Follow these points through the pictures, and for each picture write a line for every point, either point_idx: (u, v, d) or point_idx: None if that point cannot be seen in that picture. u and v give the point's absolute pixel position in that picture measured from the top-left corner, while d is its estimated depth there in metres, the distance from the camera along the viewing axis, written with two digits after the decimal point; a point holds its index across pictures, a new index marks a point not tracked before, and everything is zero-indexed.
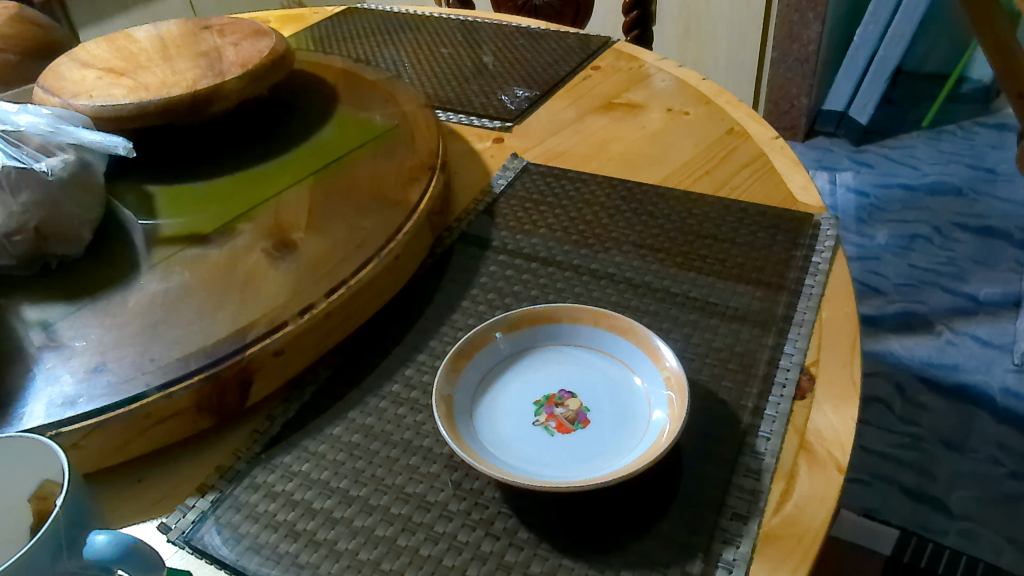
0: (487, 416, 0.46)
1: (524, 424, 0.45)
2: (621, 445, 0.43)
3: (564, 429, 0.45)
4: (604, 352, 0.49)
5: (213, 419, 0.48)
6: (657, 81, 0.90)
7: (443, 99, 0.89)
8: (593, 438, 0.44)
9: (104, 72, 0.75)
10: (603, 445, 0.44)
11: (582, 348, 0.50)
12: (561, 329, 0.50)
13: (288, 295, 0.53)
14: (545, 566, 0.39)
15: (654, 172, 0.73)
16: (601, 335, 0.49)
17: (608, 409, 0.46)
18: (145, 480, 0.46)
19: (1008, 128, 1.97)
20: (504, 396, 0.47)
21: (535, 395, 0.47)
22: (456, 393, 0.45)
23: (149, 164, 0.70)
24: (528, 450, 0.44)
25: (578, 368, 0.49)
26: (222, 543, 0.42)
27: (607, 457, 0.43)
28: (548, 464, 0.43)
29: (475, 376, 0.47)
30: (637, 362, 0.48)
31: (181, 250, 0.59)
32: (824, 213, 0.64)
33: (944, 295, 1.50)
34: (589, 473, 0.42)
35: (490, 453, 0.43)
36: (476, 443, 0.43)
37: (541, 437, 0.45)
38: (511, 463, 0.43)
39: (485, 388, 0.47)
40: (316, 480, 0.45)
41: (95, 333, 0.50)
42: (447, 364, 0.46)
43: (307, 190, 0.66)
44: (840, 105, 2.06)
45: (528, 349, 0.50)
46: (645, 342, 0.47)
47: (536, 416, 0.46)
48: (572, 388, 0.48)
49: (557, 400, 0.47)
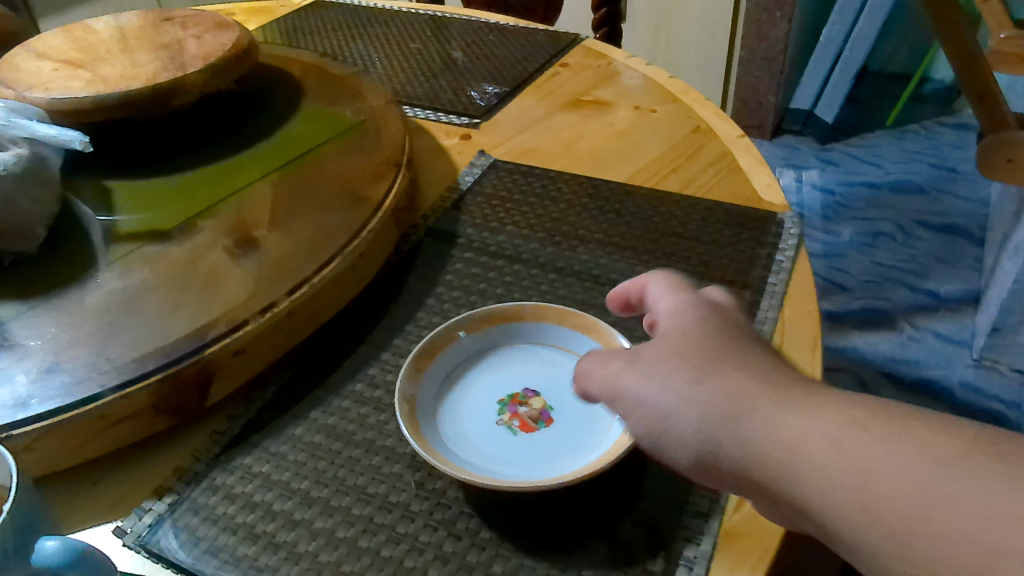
0: (451, 415, 0.45)
1: (488, 423, 0.45)
2: (585, 443, 0.43)
3: (528, 428, 0.45)
4: (570, 351, 0.49)
5: (171, 420, 0.47)
6: (625, 79, 0.91)
7: (411, 95, 0.89)
8: (556, 436, 0.44)
9: (62, 63, 0.73)
10: (567, 444, 0.44)
11: (547, 347, 0.50)
12: (526, 327, 0.50)
13: (249, 293, 0.52)
14: (506, 567, 0.39)
15: (621, 170, 0.73)
16: (568, 334, 0.50)
17: (571, 407, 0.46)
18: (100, 483, 0.45)
19: (969, 128, 2.02)
20: (469, 395, 0.47)
21: (500, 394, 0.47)
22: (420, 392, 0.45)
23: (108, 158, 0.68)
24: (492, 445, 0.44)
25: (543, 367, 0.49)
26: (179, 547, 0.41)
27: (571, 455, 0.43)
28: (512, 464, 0.43)
29: (438, 376, 0.47)
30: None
31: (140, 247, 0.57)
32: (788, 211, 0.65)
33: (906, 292, 1.54)
34: (552, 472, 0.41)
35: (454, 453, 0.43)
36: (439, 443, 0.43)
37: (505, 437, 0.44)
38: (474, 463, 0.42)
39: (449, 387, 0.47)
40: (277, 481, 0.44)
41: (49, 332, 0.49)
42: (410, 364, 0.45)
43: (271, 186, 0.65)
44: (807, 104, 2.12)
45: (493, 348, 0.50)
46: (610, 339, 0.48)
47: (500, 415, 0.46)
48: (535, 387, 0.48)
49: (521, 398, 0.47)
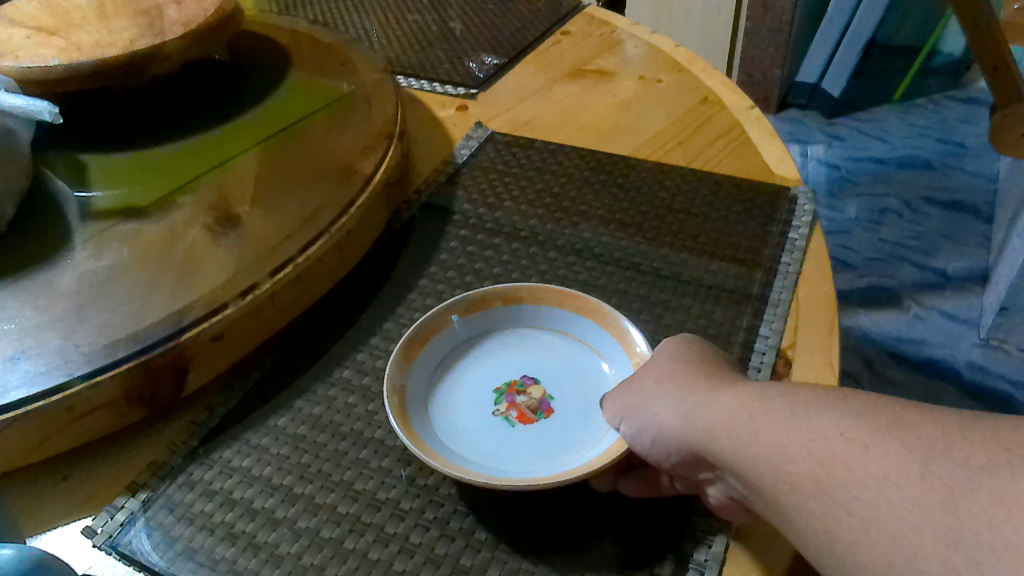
0: (442, 407, 0.43)
1: (483, 415, 0.43)
2: (587, 437, 0.40)
3: (526, 419, 0.42)
4: (572, 336, 0.46)
5: (146, 411, 0.44)
6: (628, 47, 0.87)
7: (405, 65, 0.84)
8: (556, 429, 0.41)
9: (34, 31, 0.69)
10: (567, 437, 0.41)
11: (547, 331, 0.47)
12: (524, 310, 0.47)
13: (228, 275, 0.48)
14: (503, 570, 0.36)
15: (624, 143, 0.70)
16: (571, 317, 0.46)
17: (572, 397, 0.43)
18: (71, 478, 0.42)
19: (979, 103, 1.97)
20: (463, 384, 0.44)
21: (497, 382, 0.45)
22: (410, 383, 0.42)
23: (84, 131, 0.64)
24: (485, 437, 0.41)
25: (543, 353, 0.46)
26: (152, 548, 0.38)
27: (572, 449, 0.40)
28: (508, 459, 0.40)
29: (430, 365, 0.44)
30: (604, 347, 0.45)
31: (115, 225, 0.54)
32: (801, 186, 0.61)
33: (913, 270, 1.51)
34: (551, 469, 0.39)
35: (447, 448, 0.40)
36: (431, 437, 0.40)
37: (501, 429, 0.42)
38: (469, 458, 0.39)
39: (441, 376, 0.44)
40: (258, 476, 0.41)
41: (15, 317, 0.45)
42: (400, 352, 0.42)
43: (255, 160, 0.61)
44: (813, 77, 2.07)
45: (489, 333, 0.47)
46: (615, 325, 0.44)
47: (497, 405, 0.43)
48: (535, 374, 0.45)
49: (519, 387, 0.44)
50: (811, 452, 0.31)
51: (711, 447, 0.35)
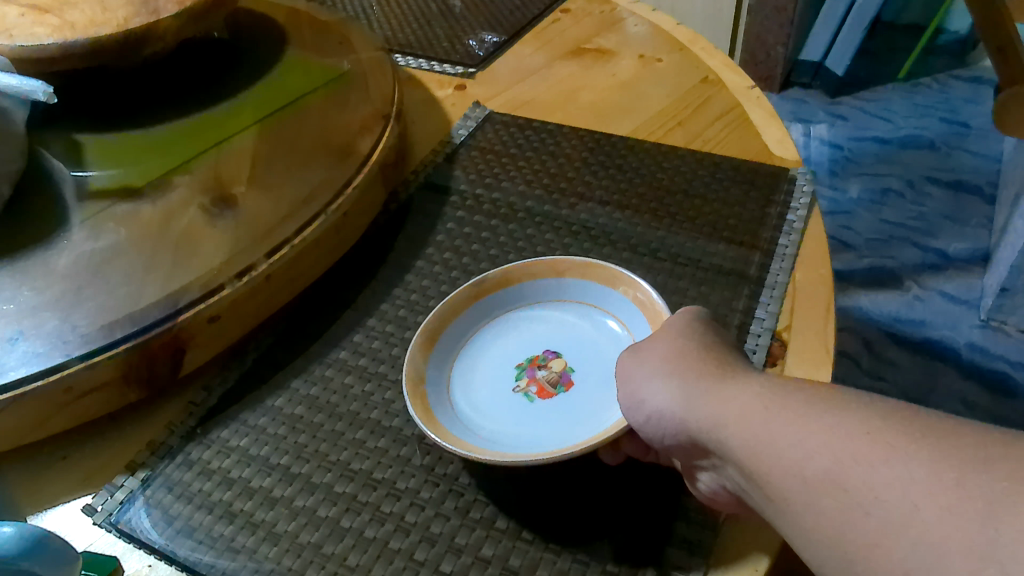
0: (463, 388, 0.43)
1: (503, 391, 0.43)
2: (604, 407, 0.41)
3: (546, 393, 0.43)
4: (581, 303, 0.47)
5: (143, 391, 0.44)
6: (629, 26, 0.86)
7: (403, 43, 0.84)
8: (574, 400, 0.42)
9: (28, 9, 0.69)
10: (585, 408, 0.41)
11: (569, 306, 0.47)
12: (546, 286, 0.47)
13: (225, 256, 0.48)
14: (497, 549, 0.37)
15: (623, 123, 0.69)
16: (583, 286, 0.47)
17: (591, 370, 0.44)
18: (70, 458, 0.43)
19: (984, 82, 1.96)
20: (482, 368, 0.45)
21: (517, 359, 0.45)
22: (429, 370, 0.43)
23: (80, 110, 0.64)
24: (512, 416, 0.42)
25: (564, 328, 0.46)
26: (152, 527, 0.39)
27: (590, 421, 0.40)
28: (527, 434, 0.40)
29: (448, 349, 0.45)
30: (615, 306, 0.46)
31: (112, 206, 0.54)
32: (800, 167, 0.61)
33: (914, 251, 1.51)
34: (568, 441, 0.39)
35: (467, 431, 0.40)
36: (450, 422, 0.41)
37: (521, 406, 0.42)
38: (486, 438, 0.40)
39: (458, 357, 0.45)
40: (255, 456, 0.42)
41: (13, 298, 0.46)
42: (416, 343, 0.43)
43: (251, 140, 0.61)
44: (818, 55, 2.06)
45: (506, 312, 0.47)
46: (617, 280, 0.45)
47: (517, 382, 0.44)
48: (556, 348, 0.45)
49: (541, 361, 0.45)
50: (830, 448, 0.30)
51: (716, 434, 0.34)
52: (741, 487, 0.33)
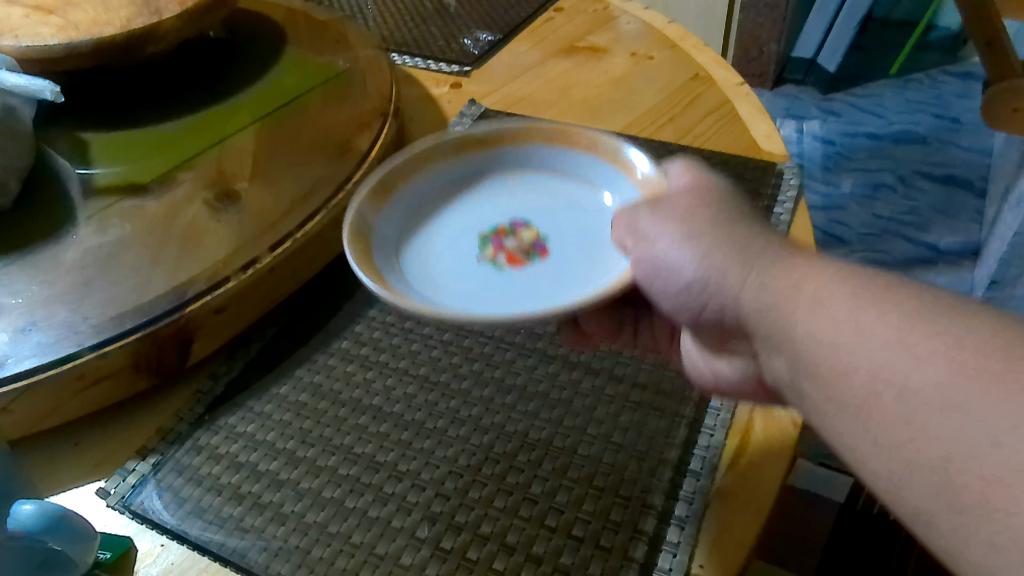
0: (419, 252, 0.45)
1: (471, 259, 0.45)
2: (593, 264, 0.43)
3: (517, 260, 0.45)
4: (571, 178, 0.50)
5: (152, 380, 0.46)
6: (622, 24, 0.87)
7: (399, 42, 0.85)
8: (549, 261, 0.44)
9: (31, 9, 0.70)
10: (569, 266, 0.44)
11: (546, 176, 0.50)
12: (520, 155, 0.51)
13: (230, 249, 0.50)
14: (495, 526, 0.38)
15: (615, 120, 0.71)
16: (559, 157, 0.50)
17: (567, 235, 0.46)
18: (82, 444, 0.44)
19: (974, 78, 1.98)
20: (449, 220, 0.48)
21: (484, 227, 0.48)
22: (378, 225, 0.44)
23: (84, 108, 0.65)
24: (461, 261, 0.45)
25: (540, 198, 0.49)
26: (163, 508, 0.40)
27: (571, 281, 0.42)
28: (499, 289, 0.43)
29: (403, 210, 0.47)
30: (611, 179, 0.48)
31: (118, 202, 0.55)
32: (787, 162, 0.63)
33: (906, 244, 1.55)
34: (549, 295, 0.41)
35: (423, 287, 0.42)
36: (405, 279, 0.42)
37: (490, 270, 0.45)
38: (444, 295, 0.42)
39: (416, 220, 0.47)
40: (262, 441, 0.43)
41: (24, 291, 0.47)
42: (368, 194, 0.44)
43: (252, 137, 0.62)
44: (810, 52, 2.09)
45: (478, 180, 0.50)
46: (618, 155, 0.48)
47: (485, 250, 0.46)
48: (525, 219, 0.48)
49: (509, 230, 0.47)
50: (851, 338, 0.28)
51: (735, 295, 0.33)
52: (774, 364, 0.32)
